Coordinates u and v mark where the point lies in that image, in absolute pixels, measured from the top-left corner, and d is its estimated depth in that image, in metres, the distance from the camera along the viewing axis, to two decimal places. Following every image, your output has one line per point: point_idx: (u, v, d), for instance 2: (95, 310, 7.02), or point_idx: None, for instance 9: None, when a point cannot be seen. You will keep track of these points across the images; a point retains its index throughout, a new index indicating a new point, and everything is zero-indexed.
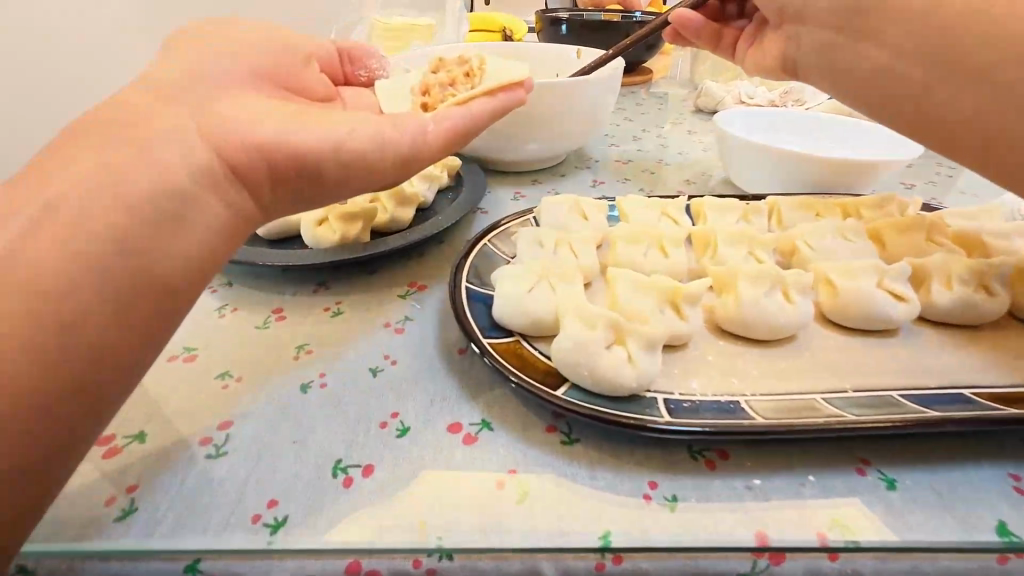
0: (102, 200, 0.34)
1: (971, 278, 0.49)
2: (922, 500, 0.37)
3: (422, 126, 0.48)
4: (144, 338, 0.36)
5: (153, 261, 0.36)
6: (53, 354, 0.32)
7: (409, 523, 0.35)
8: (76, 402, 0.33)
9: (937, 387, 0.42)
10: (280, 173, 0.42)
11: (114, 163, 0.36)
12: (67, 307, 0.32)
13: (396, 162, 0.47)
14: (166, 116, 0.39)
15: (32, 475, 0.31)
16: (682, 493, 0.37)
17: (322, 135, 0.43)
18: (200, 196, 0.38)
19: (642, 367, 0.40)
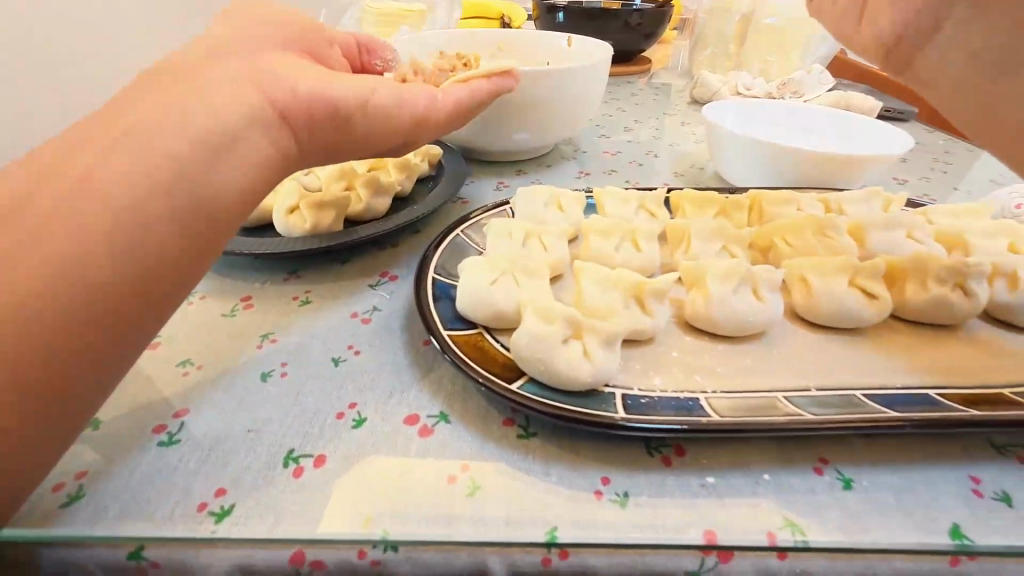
0: (158, 131, 0.35)
1: (949, 276, 0.47)
2: (879, 501, 0.36)
3: (430, 95, 0.55)
4: (184, 271, 0.36)
5: (199, 193, 0.36)
6: (104, 275, 0.32)
7: (354, 516, 0.35)
8: (123, 327, 0.33)
9: (903, 387, 0.41)
10: (320, 124, 0.43)
11: (177, 101, 0.36)
12: (119, 230, 0.32)
13: (412, 121, 0.52)
14: (218, 64, 0.40)
15: (66, 402, 0.32)
16: (635, 490, 0.37)
17: (357, 92, 0.46)
18: (247, 133, 0.38)
19: (598, 362, 0.40)
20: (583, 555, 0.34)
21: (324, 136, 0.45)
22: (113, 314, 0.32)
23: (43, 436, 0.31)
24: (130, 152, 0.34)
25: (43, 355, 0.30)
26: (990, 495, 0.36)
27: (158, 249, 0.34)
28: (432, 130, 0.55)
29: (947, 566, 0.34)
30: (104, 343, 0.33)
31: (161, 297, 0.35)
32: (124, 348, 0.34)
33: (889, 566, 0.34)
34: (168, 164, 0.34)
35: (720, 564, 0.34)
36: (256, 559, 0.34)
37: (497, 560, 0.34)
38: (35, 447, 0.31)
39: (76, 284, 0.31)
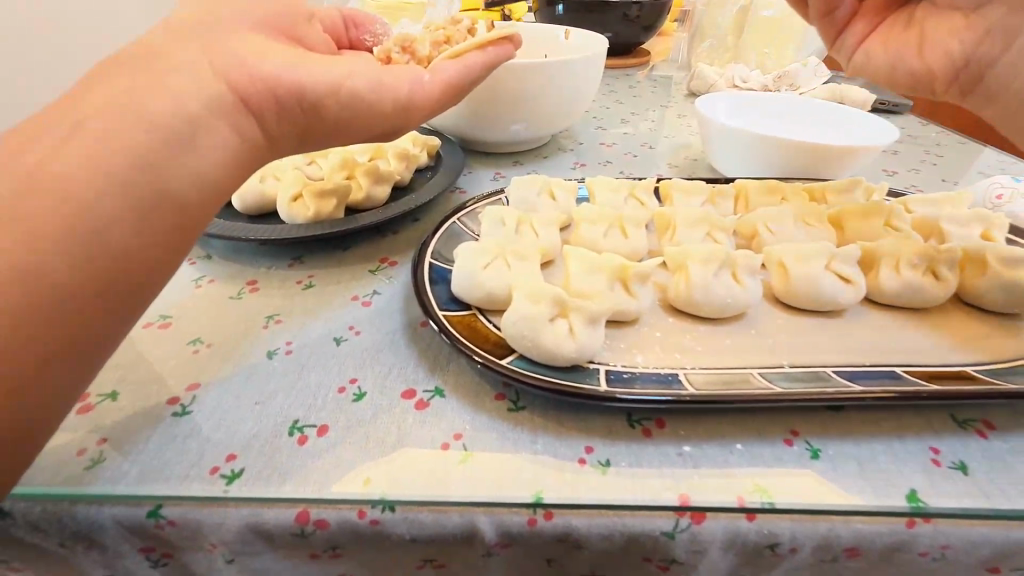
0: (116, 124, 0.36)
1: (920, 263, 0.50)
2: (843, 469, 0.39)
3: (419, 77, 0.52)
4: (154, 258, 0.38)
5: (163, 183, 0.37)
6: (70, 267, 0.34)
7: (354, 479, 0.38)
8: (94, 314, 0.35)
9: (872, 365, 0.44)
10: (286, 108, 0.44)
11: (135, 90, 0.38)
12: (83, 222, 0.34)
13: (395, 105, 0.50)
14: (180, 51, 0.41)
15: (34, 381, 0.33)
16: (616, 458, 0.39)
17: (327, 76, 0.45)
18: (208, 123, 0.40)
19: (583, 340, 0.42)
20: (566, 517, 0.37)
21: (292, 120, 0.45)
22: (80, 296, 0.34)
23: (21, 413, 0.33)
24: (89, 145, 0.35)
25: (11, 343, 0.32)
26: (949, 464, 0.39)
27: (124, 239, 0.36)
28: (422, 114, 0.53)
29: (904, 528, 0.37)
30: (72, 332, 0.35)
31: (131, 283, 0.37)
32: (93, 336, 0.36)
33: (848, 527, 0.37)
34: (129, 157, 0.36)
35: (693, 524, 0.37)
36: (265, 517, 0.37)
37: (487, 520, 0.37)
38: (14, 422, 0.33)
39: (41, 275, 0.33)
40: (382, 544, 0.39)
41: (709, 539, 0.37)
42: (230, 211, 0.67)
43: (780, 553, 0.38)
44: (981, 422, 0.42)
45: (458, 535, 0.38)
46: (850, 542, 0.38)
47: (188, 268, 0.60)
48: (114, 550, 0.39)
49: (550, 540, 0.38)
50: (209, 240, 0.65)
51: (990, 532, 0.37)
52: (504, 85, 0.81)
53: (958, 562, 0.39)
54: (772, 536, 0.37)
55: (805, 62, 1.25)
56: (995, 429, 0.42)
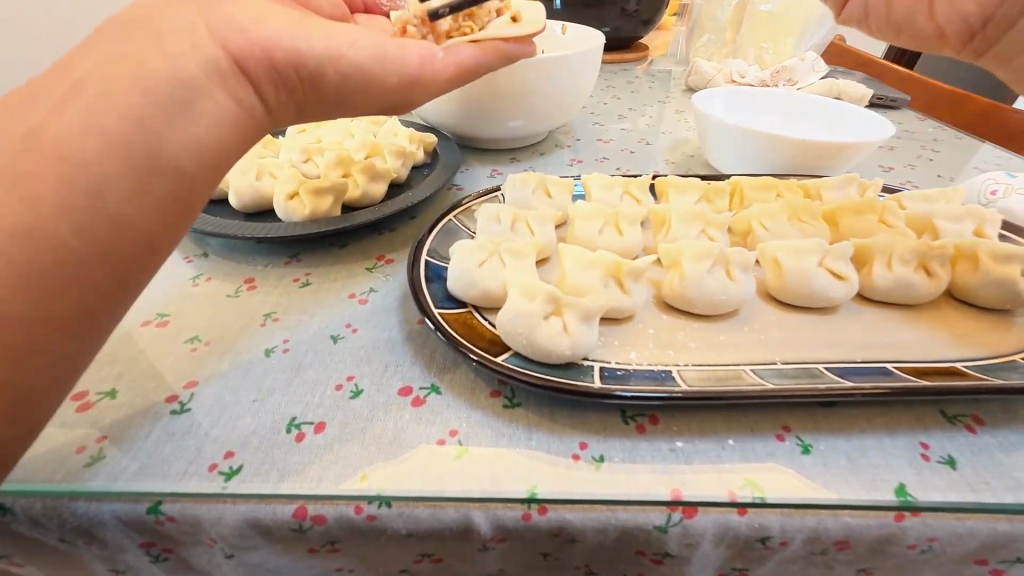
0: (115, 86, 0.36)
1: (912, 259, 0.51)
2: (833, 464, 0.39)
3: (428, 53, 0.51)
4: (156, 224, 0.38)
5: (160, 148, 0.37)
6: (72, 230, 0.34)
7: (351, 474, 0.38)
8: (96, 278, 0.36)
9: (863, 361, 0.44)
10: (284, 76, 0.44)
11: (130, 55, 0.38)
12: (83, 185, 0.34)
13: (401, 79, 0.49)
14: (173, 15, 0.41)
15: (39, 342, 0.34)
16: (609, 454, 0.40)
17: (328, 45, 0.45)
18: (204, 87, 0.39)
19: (578, 337, 0.42)
20: (560, 512, 0.38)
21: (290, 89, 0.45)
22: (84, 260, 0.35)
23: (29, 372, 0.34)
24: (88, 108, 0.35)
25: (18, 304, 0.33)
26: (937, 459, 0.40)
27: (124, 202, 0.36)
28: (429, 92, 0.53)
29: (892, 522, 0.38)
30: (76, 293, 0.35)
31: (132, 249, 0.37)
32: (94, 302, 0.36)
33: (837, 520, 0.38)
34: (127, 120, 0.36)
35: (684, 519, 0.37)
36: (262, 512, 0.38)
37: (482, 515, 0.38)
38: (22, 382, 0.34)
39: (46, 238, 0.34)
40: (378, 538, 0.40)
41: (699, 533, 0.38)
42: (226, 208, 0.67)
43: (770, 546, 0.39)
44: (970, 418, 0.43)
45: (455, 529, 0.39)
46: (839, 536, 0.38)
47: (186, 267, 0.61)
48: (116, 545, 0.39)
49: (543, 533, 0.39)
50: (206, 238, 0.65)
51: (977, 526, 0.38)
52: (501, 81, 0.80)
53: (945, 555, 0.40)
54: (762, 529, 0.38)
55: (803, 56, 1.24)
56: (983, 424, 0.42)
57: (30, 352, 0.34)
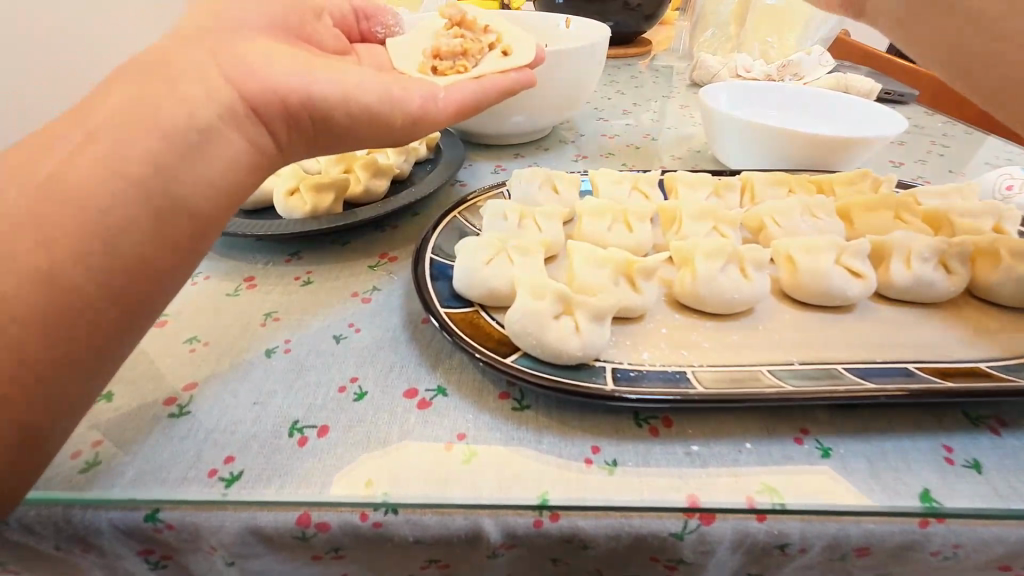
0: (134, 129, 0.36)
1: (931, 256, 0.49)
2: (854, 468, 0.38)
3: (429, 93, 0.54)
4: (173, 264, 0.38)
5: (178, 190, 0.37)
6: (86, 271, 0.33)
7: (356, 481, 0.37)
8: (108, 321, 0.35)
9: (883, 361, 0.43)
10: (294, 117, 0.45)
11: (147, 97, 0.38)
12: (100, 227, 0.34)
13: (406, 119, 0.51)
14: (189, 57, 0.41)
15: (54, 384, 0.33)
16: (623, 458, 0.38)
17: (336, 85, 0.46)
18: (220, 129, 0.40)
19: (589, 337, 0.41)
20: (573, 518, 0.36)
21: (300, 128, 0.46)
22: (102, 302, 0.34)
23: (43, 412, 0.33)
24: (106, 150, 0.35)
25: (35, 343, 0.32)
26: (961, 463, 0.38)
27: (142, 242, 0.36)
28: (431, 130, 0.55)
29: (917, 528, 0.37)
30: (92, 334, 0.34)
31: (143, 289, 0.36)
32: (104, 347, 0.35)
33: (859, 526, 0.36)
34: (144, 163, 0.36)
35: (702, 526, 0.36)
36: (264, 520, 0.36)
37: (492, 523, 0.36)
38: (34, 423, 0.32)
39: (58, 282, 0.32)
40: (384, 544, 0.39)
41: (717, 539, 0.37)
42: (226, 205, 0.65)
43: (789, 552, 0.38)
44: (992, 419, 0.42)
45: (463, 536, 0.37)
46: (861, 542, 0.37)
47: None
48: (113, 552, 0.38)
49: (554, 539, 0.38)
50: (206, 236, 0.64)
51: (1003, 531, 0.36)
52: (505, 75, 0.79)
53: (969, 562, 0.39)
54: (782, 536, 0.37)
55: (809, 51, 1.23)
56: (1007, 426, 0.41)
57: (45, 392, 0.32)
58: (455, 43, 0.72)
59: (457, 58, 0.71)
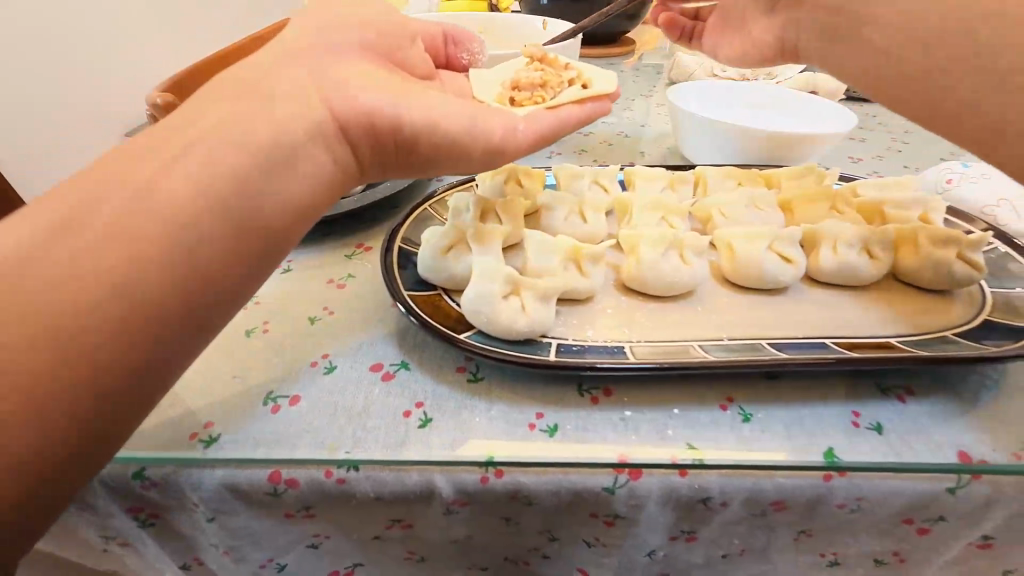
0: (220, 147, 0.37)
1: (857, 244, 0.53)
2: (769, 430, 0.42)
3: (513, 124, 0.51)
4: (241, 278, 0.39)
5: (256, 209, 0.38)
6: (165, 284, 0.35)
7: (321, 442, 0.41)
8: (178, 333, 0.36)
9: (805, 337, 0.47)
10: (380, 143, 0.45)
11: (239, 115, 0.39)
12: (179, 243, 0.35)
13: (486, 147, 0.50)
14: (286, 73, 0.42)
15: (119, 393, 0.34)
16: (563, 423, 0.43)
17: (421, 113, 0.46)
18: (306, 149, 0.41)
19: (534, 315, 0.45)
20: (515, 475, 0.41)
21: (382, 154, 0.47)
22: (174, 315, 0.35)
23: (102, 416, 0.34)
24: (197, 165, 0.36)
25: (113, 351, 0.33)
26: (866, 425, 0.43)
27: (216, 260, 0.37)
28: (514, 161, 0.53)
29: (822, 482, 0.41)
30: (161, 345, 0.35)
31: (213, 304, 0.37)
32: (168, 357, 0.36)
33: (772, 481, 0.41)
34: (226, 181, 0.37)
35: (631, 480, 0.41)
36: (239, 477, 0.40)
37: (443, 479, 0.41)
38: (98, 426, 0.34)
39: (141, 296, 0.34)
40: (349, 501, 0.43)
41: (645, 494, 0.41)
42: None
43: (712, 507, 0.43)
44: (902, 388, 0.46)
45: (418, 492, 0.42)
46: (775, 496, 0.42)
47: None
48: (104, 511, 0.43)
49: (501, 495, 0.42)
50: None
51: (900, 485, 0.41)
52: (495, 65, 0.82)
53: (875, 515, 0.43)
54: (703, 490, 0.41)
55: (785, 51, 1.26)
56: (914, 394, 0.45)
57: (111, 398, 0.34)
58: (536, 75, 0.67)
59: (537, 90, 0.67)
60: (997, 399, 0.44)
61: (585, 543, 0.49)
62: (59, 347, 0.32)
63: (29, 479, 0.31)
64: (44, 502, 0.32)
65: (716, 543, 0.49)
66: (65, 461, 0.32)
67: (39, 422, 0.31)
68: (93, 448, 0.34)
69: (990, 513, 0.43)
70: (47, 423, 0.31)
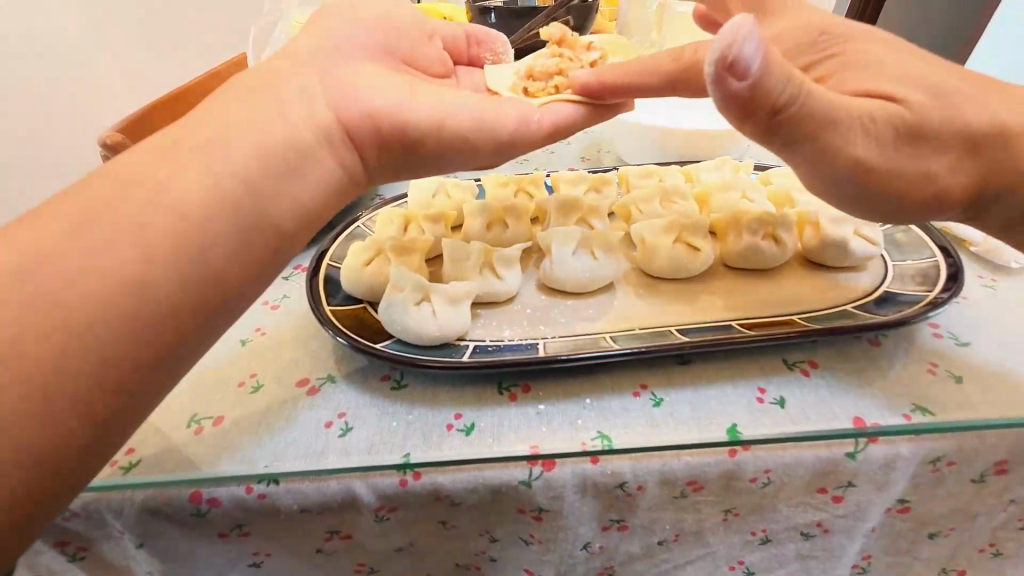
0: (232, 144, 0.39)
1: (759, 227, 0.56)
2: (678, 412, 0.44)
3: (528, 113, 0.50)
4: (247, 276, 0.39)
5: (265, 206, 0.39)
6: (177, 281, 0.35)
7: (240, 458, 0.42)
8: (185, 333, 0.36)
9: (712, 321, 0.50)
10: (386, 141, 0.46)
11: (251, 116, 0.41)
12: (193, 241, 0.36)
13: (496, 142, 0.49)
14: (290, 78, 0.44)
15: (127, 388, 0.34)
16: (480, 423, 0.44)
17: (431, 112, 0.46)
18: (316, 152, 0.42)
19: (445, 319, 0.48)
20: (433, 475, 0.42)
21: (391, 152, 0.47)
22: (185, 313, 0.36)
23: (108, 410, 0.34)
24: (203, 161, 0.38)
25: (124, 346, 0.34)
26: (770, 401, 0.45)
27: (225, 258, 0.37)
28: (525, 153, 0.52)
29: (729, 457, 0.43)
30: (170, 343, 0.36)
31: (214, 305, 0.37)
32: (176, 355, 0.36)
33: (680, 461, 0.43)
34: (227, 181, 0.38)
35: (545, 472, 0.42)
36: (160, 498, 0.41)
37: (363, 486, 0.42)
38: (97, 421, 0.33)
39: (143, 293, 0.34)
40: (276, 516, 0.44)
41: (561, 484, 0.43)
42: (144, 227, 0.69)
43: (630, 492, 0.44)
44: (806, 362, 0.48)
45: (341, 500, 0.43)
46: (687, 475, 0.44)
47: None
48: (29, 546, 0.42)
49: (424, 496, 0.43)
50: None
51: (802, 454, 0.43)
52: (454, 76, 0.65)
53: (787, 487, 0.45)
54: (616, 475, 0.43)
55: None
56: (818, 367, 0.48)
57: (121, 394, 0.34)
58: (552, 63, 0.65)
59: (551, 80, 0.65)
60: (892, 365, 0.47)
61: (522, 541, 0.49)
62: (61, 347, 0.32)
63: (30, 483, 0.31)
64: (43, 504, 0.32)
65: (649, 529, 0.48)
66: (63, 474, 0.33)
67: (40, 423, 0.31)
68: (92, 459, 0.34)
69: (894, 475, 0.45)
70: (49, 426, 0.31)
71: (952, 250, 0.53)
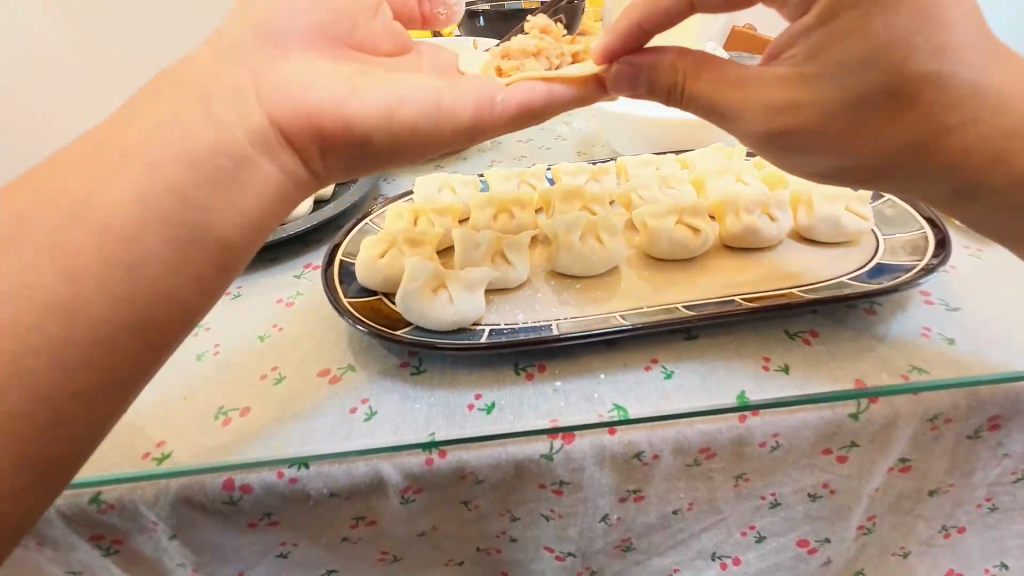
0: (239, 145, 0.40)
1: (755, 208, 0.59)
2: (688, 383, 0.46)
3: (489, 95, 0.50)
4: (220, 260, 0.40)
5: (233, 192, 0.40)
6: (155, 276, 0.36)
7: (269, 445, 0.43)
8: (165, 323, 0.38)
9: (717, 298, 0.52)
10: (332, 143, 0.44)
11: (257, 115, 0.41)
12: (166, 234, 0.37)
13: (455, 128, 0.49)
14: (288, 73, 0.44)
15: (104, 387, 0.36)
16: (499, 402, 0.46)
17: (375, 106, 0.45)
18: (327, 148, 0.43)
19: (461, 305, 0.50)
20: (457, 453, 0.44)
21: (345, 150, 0.45)
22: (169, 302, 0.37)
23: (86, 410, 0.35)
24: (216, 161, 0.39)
25: (105, 341, 0.35)
26: (774, 367, 0.47)
27: (195, 244, 0.38)
28: (492, 136, 0.52)
29: (739, 423, 0.45)
30: (152, 333, 0.37)
31: (183, 305, 0.38)
32: (154, 347, 0.38)
33: (693, 428, 0.45)
34: None
35: (565, 445, 0.44)
36: (194, 488, 0.43)
37: (390, 466, 0.44)
38: (75, 422, 0.35)
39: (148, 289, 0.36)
40: (305, 501, 0.45)
41: (580, 456, 0.45)
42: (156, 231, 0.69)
43: (646, 462, 0.46)
44: (807, 332, 0.50)
45: (368, 482, 0.44)
46: (700, 443, 0.46)
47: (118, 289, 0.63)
48: (63, 542, 0.43)
49: (448, 475, 0.45)
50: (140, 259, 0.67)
51: (808, 417, 0.45)
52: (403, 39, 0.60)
53: (793, 451, 0.47)
54: (632, 445, 0.45)
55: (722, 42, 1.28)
56: (818, 336, 0.50)
57: (100, 392, 0.36)
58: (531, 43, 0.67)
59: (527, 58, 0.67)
60: (887, 330, 0.50)
61: (543, 518, 0.50)
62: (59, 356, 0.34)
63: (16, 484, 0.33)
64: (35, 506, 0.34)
65: (665, 500, 0.50)
66: (52, 471, 0.34)
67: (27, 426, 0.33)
68: (71, 460, 0.35)
69: (895, 433, 0.47)
70: (29, 429, 0.33)
71: (939, 222, 0.56)
